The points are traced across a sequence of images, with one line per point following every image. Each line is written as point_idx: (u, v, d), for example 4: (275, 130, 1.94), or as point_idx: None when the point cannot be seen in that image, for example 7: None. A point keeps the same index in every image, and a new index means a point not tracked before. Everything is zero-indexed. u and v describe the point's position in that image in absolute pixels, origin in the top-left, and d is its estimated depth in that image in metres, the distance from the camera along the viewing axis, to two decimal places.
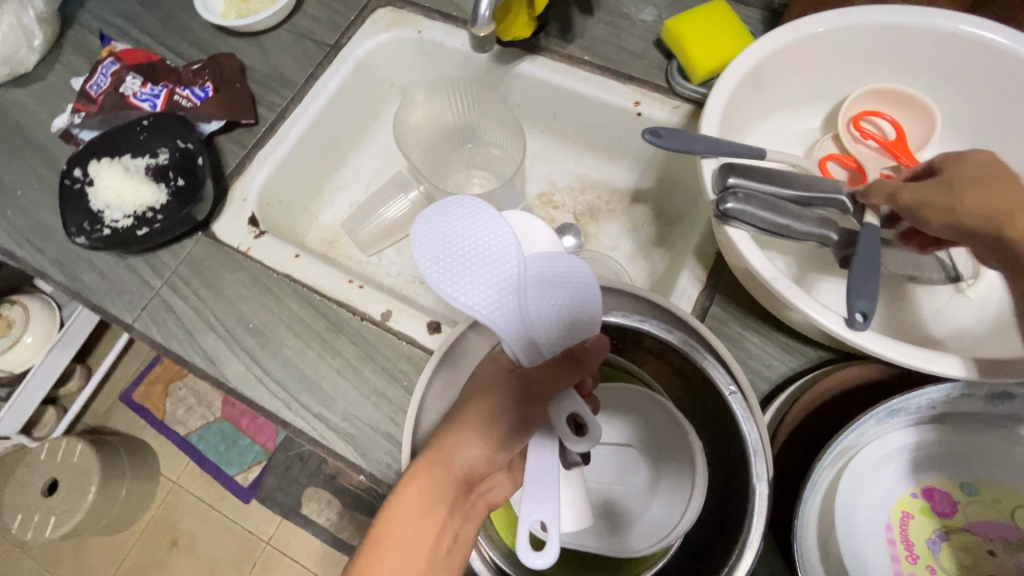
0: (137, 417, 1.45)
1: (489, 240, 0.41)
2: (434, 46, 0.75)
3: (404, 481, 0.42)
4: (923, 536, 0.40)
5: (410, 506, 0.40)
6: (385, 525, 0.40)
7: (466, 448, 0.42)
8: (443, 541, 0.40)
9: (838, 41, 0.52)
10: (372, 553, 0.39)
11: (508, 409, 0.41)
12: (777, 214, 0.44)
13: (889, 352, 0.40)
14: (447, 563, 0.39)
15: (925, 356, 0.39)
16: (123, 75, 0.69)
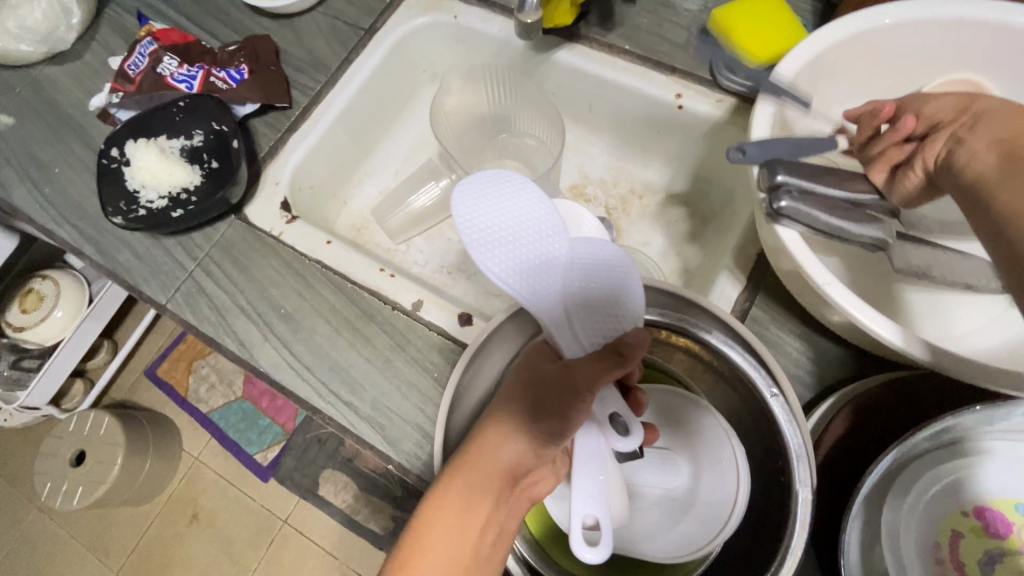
0: (162, 394, 1.48)
1: (534, 220, 0.41)
2: (470, 32, 0.74)
3: (443, 477, 0.41)
4: (974, 556, 0.39)
5: (454, 499, 0.39)
6: (424, 521, 0.39)
7: (508, 441, 0.41)
8: (488, 534, 0.39)
9: (901, 35, 0.50)
10: (412, 549, 0.38)
11: (555, 401, 0.40)
12: (832, 215, 0.42)
13: (956, 366, 0.38)
14: (493, 556, 0.39)
15: (968, 362, 0.38)
16: (160, 55, 0.69)
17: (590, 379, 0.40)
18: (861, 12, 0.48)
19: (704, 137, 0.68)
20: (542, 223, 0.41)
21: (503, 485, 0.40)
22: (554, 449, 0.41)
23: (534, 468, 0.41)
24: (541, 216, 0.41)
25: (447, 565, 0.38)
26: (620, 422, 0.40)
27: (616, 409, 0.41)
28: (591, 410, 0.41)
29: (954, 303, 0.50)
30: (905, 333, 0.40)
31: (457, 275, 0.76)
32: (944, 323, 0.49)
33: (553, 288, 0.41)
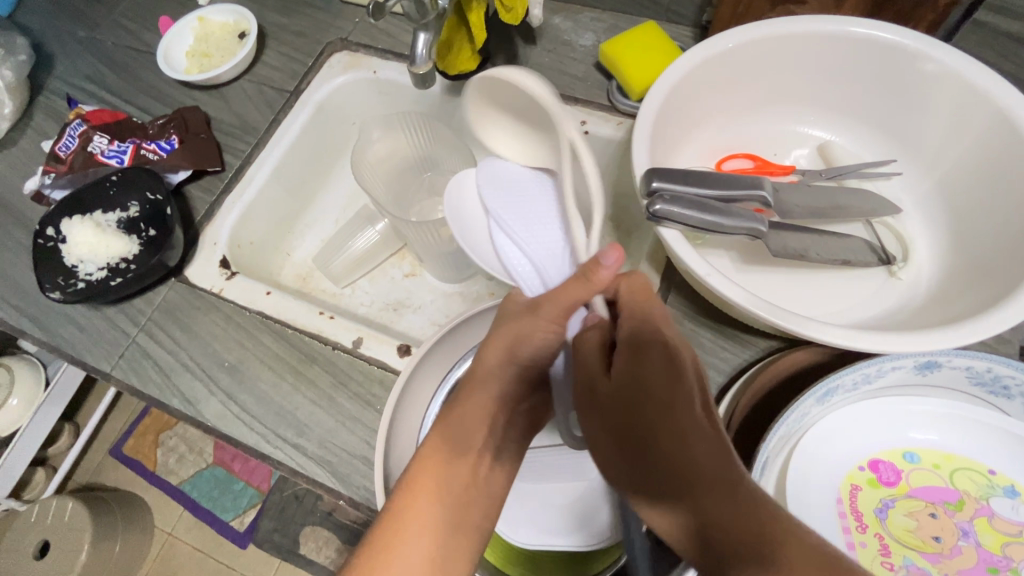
0: (128, 471, 1.44)
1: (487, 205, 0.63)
2: (389, 84, 0.79)
3: (447, 413, 0.44)
4: (871, 506, 0.42)
5: (457, 431, 0.43)
6: (429, 453, 0.42)
7: (500, 374, 0.44)
8: (488, 458, 0.43)
9: (765, 46, 0.55)
10: (419, 476, 0.42)
11: (537, 328, 0.44)
12: (704, 213, 0.47)
13: (819, 333, 0.43)
14: (494, 477, 0.42)
15: (827, 329, 0.43)
16: (90, 135, 0.72)
17: (556, 304, 0.44)
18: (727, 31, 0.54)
19: (613, 158, 0.74)
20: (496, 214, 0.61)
21: (503, 412, 0.44)
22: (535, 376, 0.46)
23: (525, 394, 0.46)
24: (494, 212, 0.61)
25: (453, 484, 0.41)
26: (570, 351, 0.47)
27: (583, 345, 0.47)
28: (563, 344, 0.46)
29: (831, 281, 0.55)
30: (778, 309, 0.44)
31: (403, 310, 0.79)
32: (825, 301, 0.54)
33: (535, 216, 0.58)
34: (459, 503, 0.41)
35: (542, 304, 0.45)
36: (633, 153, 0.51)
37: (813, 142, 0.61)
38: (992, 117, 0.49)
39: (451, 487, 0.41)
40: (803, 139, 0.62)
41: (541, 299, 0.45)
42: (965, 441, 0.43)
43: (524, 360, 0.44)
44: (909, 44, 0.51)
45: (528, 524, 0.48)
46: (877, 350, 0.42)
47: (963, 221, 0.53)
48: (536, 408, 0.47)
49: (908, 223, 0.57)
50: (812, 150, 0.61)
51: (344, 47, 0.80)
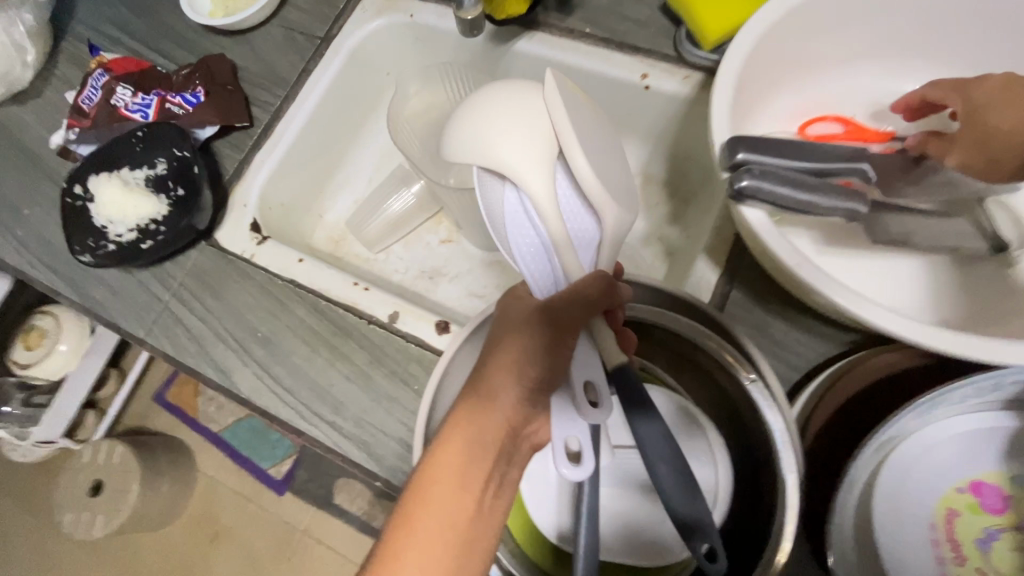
0: (172, 417, 1.50)
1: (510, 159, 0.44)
2: (427, 30, 0.72)
3: (438, 439, 0.38)
4: (970, 535, 0.38)
5: (456, 456, 0.37)
6: (425, 478, 0.37)
7: (506, 390, 0.39)
8: (487, 488, 0.37)
9: None
10: (415, 504, 0.36)
11: (544, 340, 0.40)
12: (799, 190, 0.40)
13: (927, 340, 0.37)
14: (493, 508, 0.37)
15: (937, 335, 0.37)
16: (113, 86, 0.68)
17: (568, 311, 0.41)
18: None
19: (676, 117, 0.66)
20: (540, 178, 0.43)
21: (505, 435, 0.39)
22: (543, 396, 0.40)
23: (533, 417, 0.40)
24: (536, 176, 0.43)
25: (447, 519, 0.36)
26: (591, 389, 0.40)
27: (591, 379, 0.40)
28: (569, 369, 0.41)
29: (905, 268, 0.49)
30: (879, 308, 0.38)
31: (439, 279, 0.75)
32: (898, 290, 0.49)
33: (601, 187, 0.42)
34: (459, 535, 0.35)
35: (551, 311, 0.41)
36: (710, 117, 0.44)
37: None
38: None
39: (446, 522, 0.36)
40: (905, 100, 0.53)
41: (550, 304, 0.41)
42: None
43: (532, 378, 0.40)
44: None
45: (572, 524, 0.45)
46: (995, 361, 0.36)
47: None
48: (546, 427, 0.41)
49: None
50: None
51: None
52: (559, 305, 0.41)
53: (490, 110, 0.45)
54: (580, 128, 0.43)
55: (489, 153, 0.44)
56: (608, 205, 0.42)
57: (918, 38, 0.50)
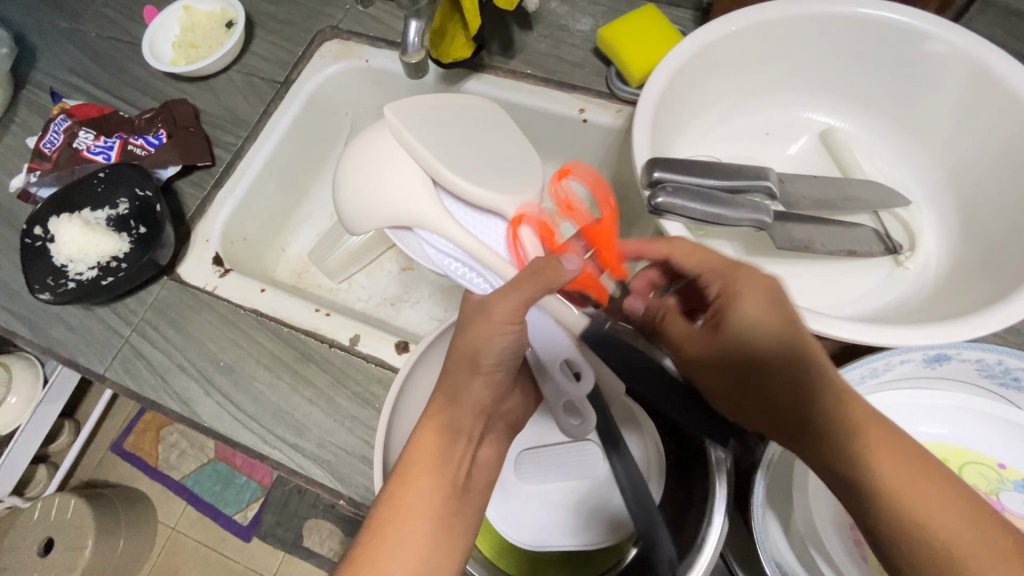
0: (130, 467, 1.44)
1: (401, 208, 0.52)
2: (382, 74, 0.77)
3: (416, 428, 0.41)
4: None
5: (434, 443, 0.40)
6: (406, 464, 0.39)
7: (466, 382, 0.42)
8: (464, 468, 0.41)
9: (770, 31, 0.54)
10: (397, 491, 0.39)
11: (495, 334, 0.41)
12: (707, 204, 0.46)
13: (819, 327, 0.42)
14: (471, 486, 0.41)
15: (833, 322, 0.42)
16: (75, 130, 0.70)
17: (511, 307, 0.41)
18: (732, 14, 0.53)
19: (613, 146, 0.72)
20: (433, 209, 0.51)
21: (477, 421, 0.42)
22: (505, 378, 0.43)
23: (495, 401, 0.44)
24: (430, 212, 0.52)
25: (430, 503, 0.38)
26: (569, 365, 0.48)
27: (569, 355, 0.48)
28: (546, 353, 0.48)
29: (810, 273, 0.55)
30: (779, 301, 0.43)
31: (401, 305, 0.78)
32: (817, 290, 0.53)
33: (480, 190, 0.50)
34: (441, 511, 0.38)
35: (492, 306, 0.41)
36: (633, 142, 0.50)
37: (816, 129, 0.60)
38: (1005, 101, 0.48)
39: (430, 505, 0.38)
40: (805, 126, 0.60)
41: (493, 299, 0.41)
42: (963, 430, 0.44)
43: (488, 368, 0.41)
44: (921, 27, 0.50)
45: (534, 525, 0.48)
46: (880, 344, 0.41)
47: (973, 207, 0.52)
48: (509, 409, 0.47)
49: (916, 213, 0.55)
50: (813, 138, 0.60)
51: (334, 36, 0.78)
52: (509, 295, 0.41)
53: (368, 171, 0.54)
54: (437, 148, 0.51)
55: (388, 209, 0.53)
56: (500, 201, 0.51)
57: (811, 75, 0.58)
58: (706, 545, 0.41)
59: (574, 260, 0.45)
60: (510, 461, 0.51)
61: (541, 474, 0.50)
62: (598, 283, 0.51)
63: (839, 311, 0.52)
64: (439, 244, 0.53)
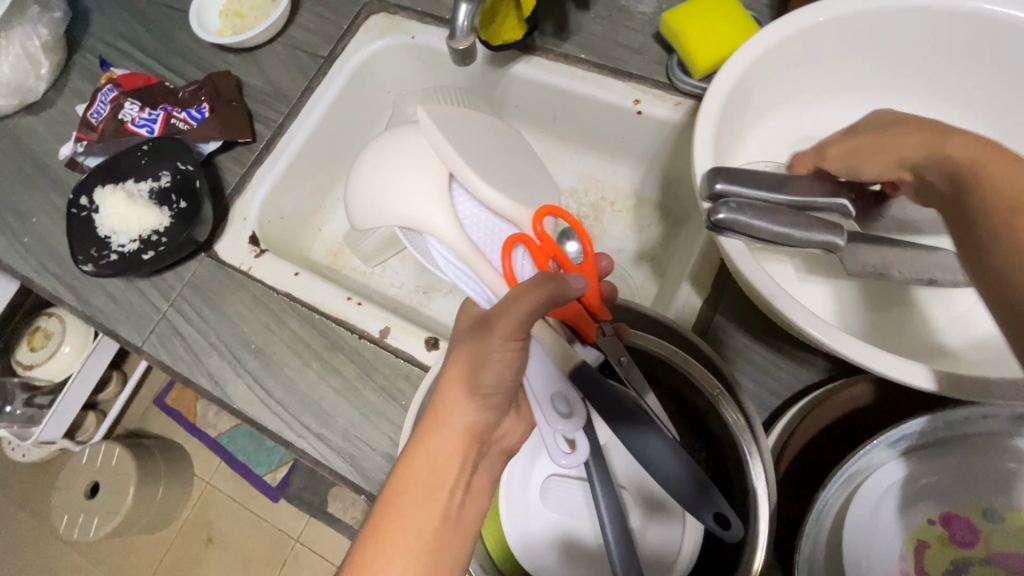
0: (170, 421, 1.51)
1: (407, 204, 0.52)
2: (428, 52, 0.74)
3: (405, 453, 0.39)
4: (941, 567, 0.38)
5: (425, 468, 0.38)
6: (393, 493, 0.37)
7: (461, 406, 0.40)
8: (456, 497, 0.38)
9: (863, 25, 0.48)
10: (383, 521, 0.36)
11: (493, 356, 0.39)
12: (776, 222, 0.41)
13: (878, 366, 0.38)
14: (462, 518, 0.38)
15: (862, 348, 0.38)
16: (122, 101, 0.70)
17: (510, 326, 0.39)
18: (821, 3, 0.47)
19: (667, 141, 0.67)
20: (442, 205, 0.51)
21: (469, 449, 0.39)
22: (501, 402, 0.41)
23: (493, 426, 0.41)
24: (438, 209, 0.51)
25: (417, 534, 0.36)
26: (562, 400, 0.44)
27: (561, 387, 0.44)
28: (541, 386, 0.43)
29: (880, 300, 0.50)
30: (818, 322, 0.40)
31: (433, 294, 0.76)
32: (893, 329, 0.48)
33: (503, 200, 0.49)
34: (430, 545, 0.36)
35: (493, 325, 0.39)
36: (693, 147, 0.45)
37: None
38: None
39: (418, 535, 0.36)
40: None
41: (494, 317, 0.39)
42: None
43: (485, 392, 0.39)
44: None
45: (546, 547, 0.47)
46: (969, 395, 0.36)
47: None
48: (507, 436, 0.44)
49: None
50: None
51: (381, 9, 0.75)
52: (509, 309, 0.39)
53: (388, 167, 0.54)
54: (466, 154, 0.50)
55: (399, 206, 0.52)
56: (521, 213, 0.50)
57: (904, 76, 0.51)
58: None
59: (579, 281, 0.43)
60: (533, 481, 0.49)
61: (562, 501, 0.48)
62: (583, 318, 0.47)
63: (910, 347, 0.47)
64: (437, 246, 0.52)
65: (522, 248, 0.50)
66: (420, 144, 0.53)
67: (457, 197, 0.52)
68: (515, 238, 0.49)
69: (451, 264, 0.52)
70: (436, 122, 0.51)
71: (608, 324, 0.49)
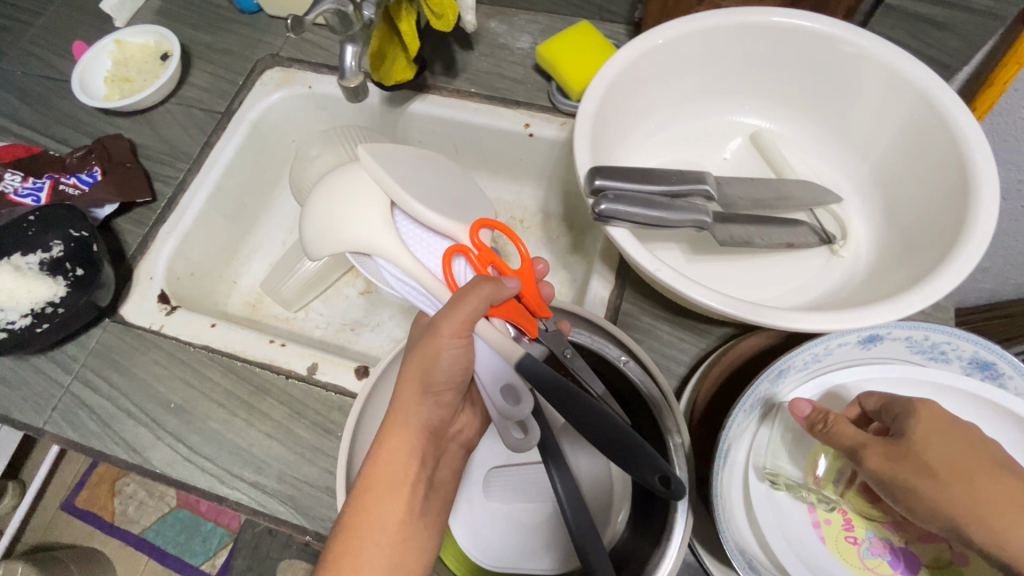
0: (83, 525, 1.35)
1: (355, 235, 0.52)
2: (326, 99, 0.77)
3: (370, 454, 0.43)
4: (830, 476, 0.45)
5: (388, 465, 0.42)
6: (363, 491, 0.41)
7: (417, 404, 0.44)
8: (420, 486, 0.43)
9: (696, 42, 0.57)
10: (355, 519, 0.41)
11: (441, 355, 0.43)
12: (649, 208, 0.47)
13: (761, 318, 0.44)
14: (427, 505, 0.43)
15: (784, 315, 0.43)
16: (1, 173, 0.67)
17: (455, 324, 0.42)
18: (660, 27, 0.55)
19: (560, 158, 0.74)
20: (386, 229, 0.52)
21: (427, 441, 0.44)
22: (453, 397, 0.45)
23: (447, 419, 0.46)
24: (383, 236, 0.52)
25: (388, 524, 0.41)
26: (509, 390, 0.46)
27: (510, 379, 0.46)
28: (487, 379, 0.46)
29: (758, 266, 0.56)
30: (702, 288, 0.45)
31: (361, 329, 0.76)
32: (768, 286, 0.56)
33: (441, 218, 0.51)
34: (400, 533, 0.41)
35: (440, 325, 0.43)
36: (575, 153, 0.51)
37: (747, 131, 0.63)
38: (911, 93, 0.52)
39: (389, 526, 0.41)
40: (736, 129, 0.63)
41: (437, 319, 0.43)
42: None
43: (438, 390, 0.44)
44: (832, 32, 0.53)
45: (497, 543, 0.48)
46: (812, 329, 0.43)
47: (897, 188, 0.55)
48: (461, 425, 0.48)
49: (848, 209, 0.58)
50: (745, 140, 0.63)
51: (276, 63, 0.78)
52: (452, 311, 0.42)
53: (328, 199, 0.55)
54: (403, 181, 0.52)
55: (347, 239, 0.53)
56: (456, 227, 0.52)
57: (741, 80, 0.61)
58: (674, 539, 0.42)
59: (512, 283, 0.47)
60: (477, 480, 0.50)
61: (508, 494, 0.49)
62: (526, 316, 0.49)
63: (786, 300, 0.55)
64: (391, 271, 0.53)
65: (461, 258, 0.53)
66: (361, 178, 0.54)
67: (400, 223, 0.53)
68: (454, 249, 0.52)
69: (407, 286, 0.53)
70: (374, 156, 0.52)
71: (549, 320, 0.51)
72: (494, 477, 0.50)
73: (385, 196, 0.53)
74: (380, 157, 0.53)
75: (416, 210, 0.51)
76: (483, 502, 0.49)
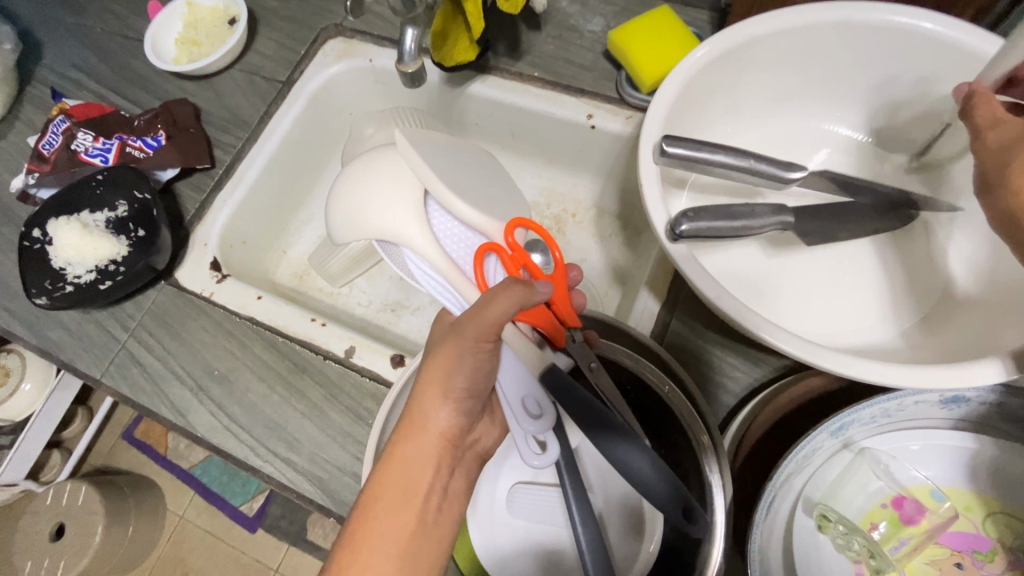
0: (138, 454, 1.46)
1: (385, 222, 0.50)
2: (386, 74, 0.75)
3: (382, 458, 0.40)
4: (890, 544, 0.40)
5: (400, 471, 0.39)
6: (372, 496, 0.39)
7: (436, 408, 0.41)
8: (432, 497, 0.40)
9: (791, 38, 0.50)
10: (361, 525, 0.38)
11: (466, 357, 0.41)
12: (732, 220, 0.43)
13: (807, 356, 0.38)
14: (438, 519, 0.39)
15: (827, 353, 0.38)
16: (74, 131, 0.70)
17: (483, 327, 0.40)
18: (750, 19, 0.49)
19: (622, 153, 0.69)
20: (417, 220, 0.50)
21: (444, 450, 0.41)
22: (475, 404, 0.42)
23: (468, 427, 0.42)
24: (413, 226, 0.50)
25: (395, 534, 0.37)
26: (530, 403, 0.44)
27: (535, 391, 0.45)
28: (508, 390, 0.44)
29: (840, 282, 0.50)
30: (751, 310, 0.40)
31: (402, 311, 0.76)
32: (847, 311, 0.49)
33: (477, 213, 0.49)
34: (407, 545, 0.37)
35: (464, 329, 0.41)
36: (640, 154, 0.47)
37: (836, 142, 0.57)
38: None
39: (396, 537, 0.37)
40: (823, 138, 0.57)
41: (464, 320, 0.41)
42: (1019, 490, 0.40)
43: (458, 395, 0.41)
44: (957, 37, 0.46)
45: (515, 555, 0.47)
46: (867, 374, 0.37)
47: None
48: (480, 435, 0.45)
49: None
50: (830, 151, 0.56)
51: (339, 33, 0.76)
52: (480, 312, 0.41)
53: (365, 181, 0.53)
54: (440, 168, 0.50)
55: (376, 226, 0.51)
56: (491, 225, 0.49)
57: (836, 84, 0.54)
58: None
59: (545, 287, 0.44)
60: (502, 491, 0.50)
61: (530, 509, 0.48)
62: (554, 324, 0.49)
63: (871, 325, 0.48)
64: (416, 262, 0.52)
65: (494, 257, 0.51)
66: (398, 163, 0.52)
67: (432, 213, 0.51)
68: (488, 247, 0.49)
69: (432, 280, 0.52)
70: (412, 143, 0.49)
71: (578, 331, 0.49)
72: (519, 489, 0.49)
73: (419, 184, 0.50)
74: (419, 142, 0.51)
75: (448, 202, 0.49)
76: (506, 511, 0.49)
